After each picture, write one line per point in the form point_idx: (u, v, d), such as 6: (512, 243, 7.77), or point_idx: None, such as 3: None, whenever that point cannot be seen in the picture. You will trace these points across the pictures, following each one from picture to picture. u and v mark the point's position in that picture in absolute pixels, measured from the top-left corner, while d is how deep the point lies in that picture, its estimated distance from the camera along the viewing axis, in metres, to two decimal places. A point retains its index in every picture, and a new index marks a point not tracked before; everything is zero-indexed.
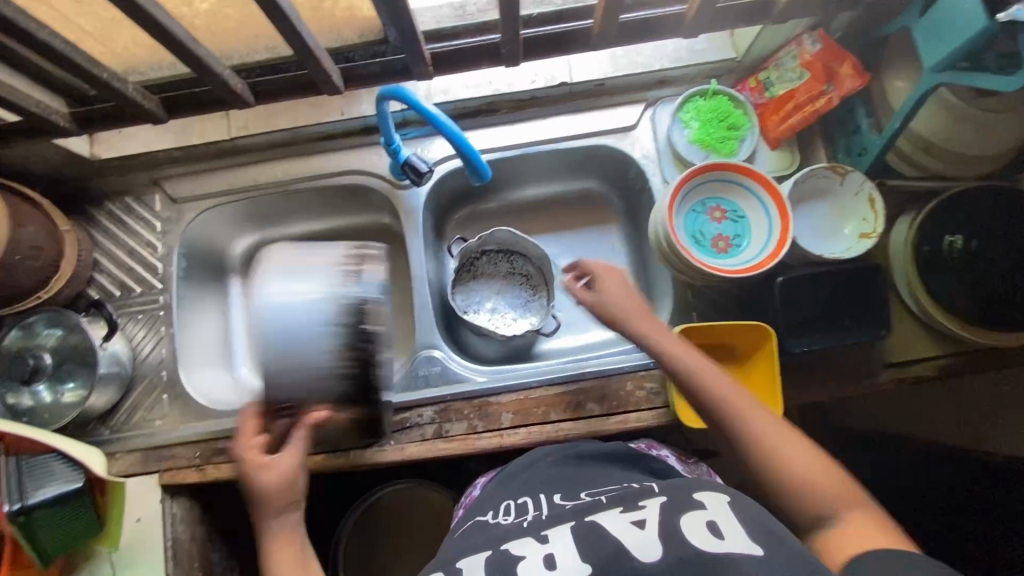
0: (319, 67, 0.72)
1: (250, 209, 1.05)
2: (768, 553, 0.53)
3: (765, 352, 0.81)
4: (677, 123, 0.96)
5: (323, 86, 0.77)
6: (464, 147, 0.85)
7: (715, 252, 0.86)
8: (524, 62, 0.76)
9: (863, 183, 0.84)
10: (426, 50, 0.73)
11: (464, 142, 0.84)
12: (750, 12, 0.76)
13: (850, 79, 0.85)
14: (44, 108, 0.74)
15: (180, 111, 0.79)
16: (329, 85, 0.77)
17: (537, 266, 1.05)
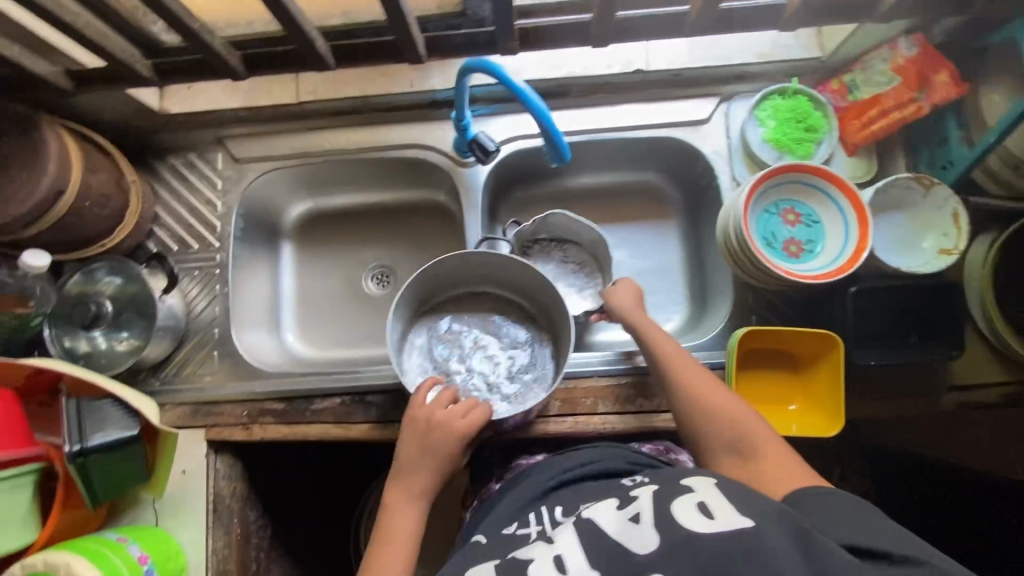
0: (407, 34, 0.70)
1: (310, 174, 1.06)
2: (760, 527, 0.51)
3: (831, 362, 0.78)
4: (752, 119, 0.93)
5: (406, 53, 0.76)
6: (550, 129, 0.78)
7: (787, 255, 0.83)
8: (612, 43, 0.74)
9: (948, 197, 0.81)
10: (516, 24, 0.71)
11: (551, 123, 0.77)
12: (854, 9, 0.73)
13: (945, 88, 0.82)
14: (128, 55, 0.73)
15: (261, 70, 0.78)
16: (412, 53, 0.76)
17: (592, 252, 1.02)
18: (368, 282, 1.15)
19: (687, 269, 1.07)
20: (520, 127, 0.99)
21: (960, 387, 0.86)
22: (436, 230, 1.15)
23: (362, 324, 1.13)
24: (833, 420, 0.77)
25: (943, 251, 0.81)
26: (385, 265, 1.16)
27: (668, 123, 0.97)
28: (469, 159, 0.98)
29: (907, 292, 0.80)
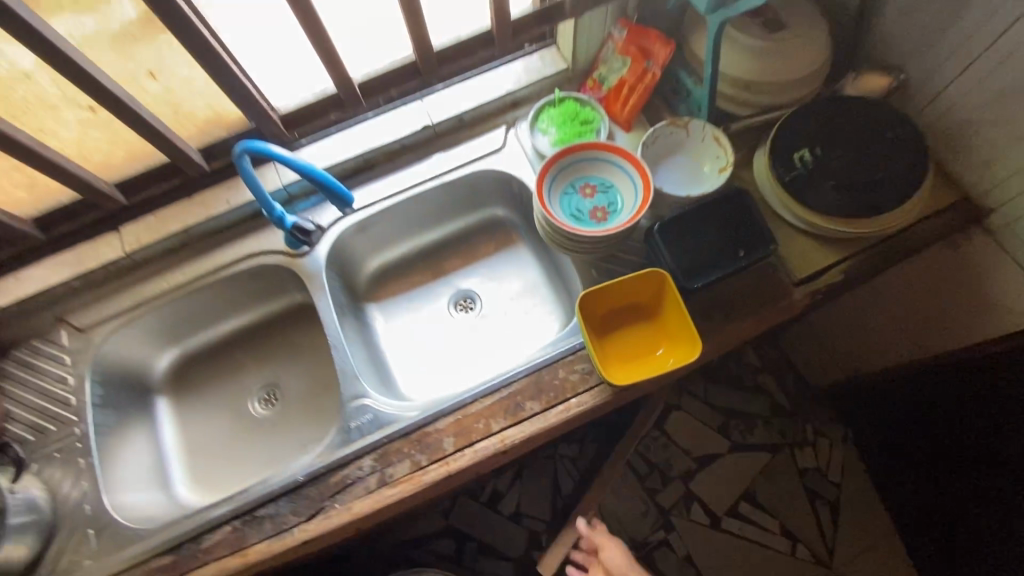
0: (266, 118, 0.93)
1: (162, 322, 1.05)
2: None
3: (670, 293, 0.82)
4: (536, 132, 1.05)
5: (186, 164, 0.94)
6: (331, 187, 0.91)
7: (595, 222, 0.90)
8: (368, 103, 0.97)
9: (704, 127, 0.92)
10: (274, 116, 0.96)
11: (333, 182, 0.90)
12: (545, 18, 0.91)
13: (661, 51, 0.95)
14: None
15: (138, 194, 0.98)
16: (192, 163, 0.95)
17: (528, 267, 1.16)
18: (255, 405, 1.11)
19: (549, 276, 1.14)
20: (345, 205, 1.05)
21: (807, 281, 0.90)
22: (311, 329, 1.13)
23: (257, 448, 1.08)
24: (693, 345, 0.78)
25: (691, 193, 0.89)
26: (270, 384, 1.12)
27: (471, 162, 1.08)
28: (303, 249, 1.02)
29: (704, 211, 0.87)
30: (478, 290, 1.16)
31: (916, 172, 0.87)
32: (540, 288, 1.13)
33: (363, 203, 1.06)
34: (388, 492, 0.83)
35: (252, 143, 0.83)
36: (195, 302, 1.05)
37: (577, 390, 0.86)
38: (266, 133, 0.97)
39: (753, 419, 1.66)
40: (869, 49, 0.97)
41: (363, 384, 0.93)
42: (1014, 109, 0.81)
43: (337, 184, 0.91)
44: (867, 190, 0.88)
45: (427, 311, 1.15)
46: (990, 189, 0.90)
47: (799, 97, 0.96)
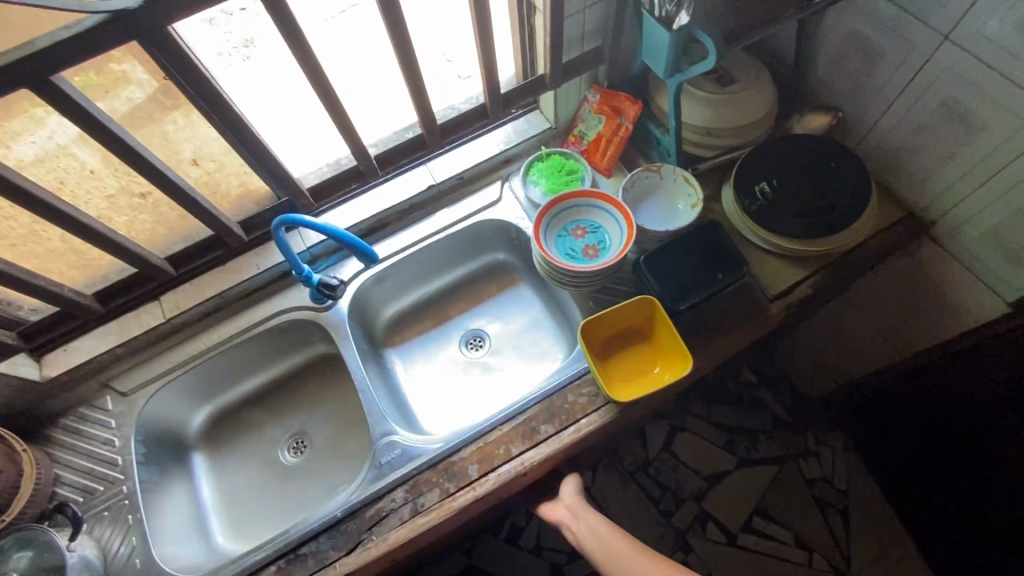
0: (294, 190, 1.04)
1: (198, 380, 1.14)
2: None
3: (660, 316, 0.93)
4: (528, 184, 1.19)
5: (229, 237, 1.06)
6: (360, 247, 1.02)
7: (588, 259, 1.02)
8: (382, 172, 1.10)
9: (675, 170, 1.05)
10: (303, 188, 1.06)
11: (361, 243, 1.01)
12: (529, 90, 1.06)
13: (630, 108, 1.10)
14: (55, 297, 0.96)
15: (184, 265, 1.09)
16: (233, 235, 1.06)
17: (530, 304, 1.27)
18: (284, 453, 1.18)
19: (550, 311, 1.25)
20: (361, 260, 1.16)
21: (780, 297, 1.02)
22: (334, 377, 1.22)
23: (290, 492, 1.14)
24: (685, 360, 0.88)
25: (668, 228, 1.01)
26: (297, 433, 1.20)
27: (473, 214, 1.21)
28: (326, 302, 1.12)
29: (680, 243, 1.01)
30: (487, 329, 1.26)
31: (863, 195, 1.00)
32: (543, 323, 1.24)
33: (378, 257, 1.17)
34: (421, 520, 0.90)
35: (289, 216, 0.94)
36: (233, 359, 1.15)
37: (586, 410, 0.95)
38: (297, 205, 1.09)
39: (756, 433, 1.73)
40: (808, 93, 1.13)
41: (389, 423, 1.01)
42: (935, 136, 0.95)
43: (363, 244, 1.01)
44: (823, 214, 1.00)
45: (441, 351, 1.24)
46: (928, 204, 1.03)
47: (754, 138, 1.10)
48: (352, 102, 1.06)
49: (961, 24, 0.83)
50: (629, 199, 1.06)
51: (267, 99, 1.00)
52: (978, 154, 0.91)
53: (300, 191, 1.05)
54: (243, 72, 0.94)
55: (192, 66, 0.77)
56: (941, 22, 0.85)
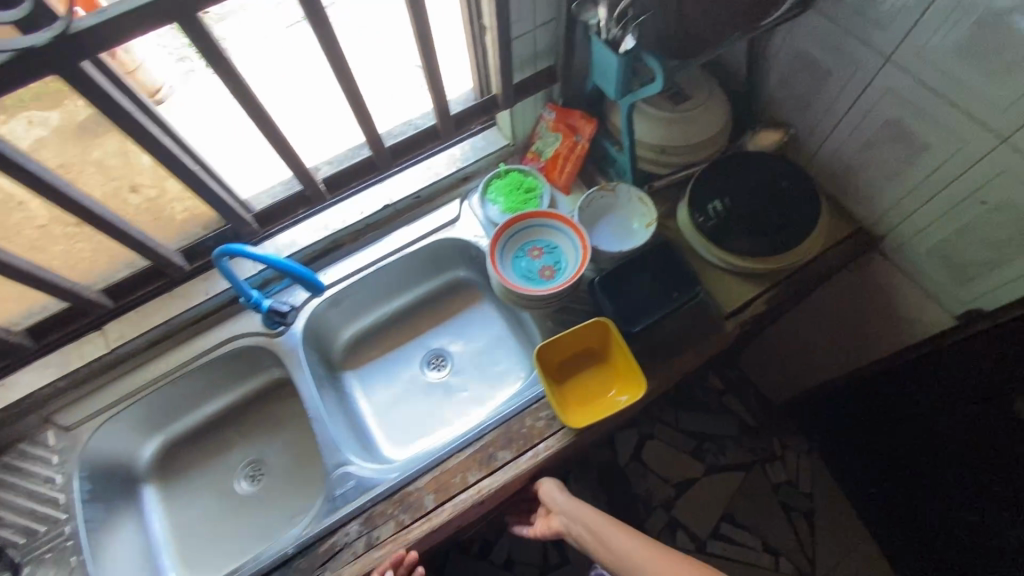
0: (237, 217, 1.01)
1: (148, 410, 1.10)
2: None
3: (615, 339, 0.93)
4: (487, 203, 1.17)
5: (169, 267, 1.03)
6: (303, 274, 1.01)
7: (544, 280, 1.01)
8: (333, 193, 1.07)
9: (630, 189, 1.05)
10: (246, 215, 1.04)
11: (305, 270, 1.00)
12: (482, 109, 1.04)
13: (585, 126, 1.10)
14: None
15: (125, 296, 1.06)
16: (173, 265, 1.03)
17: (493, 322, 1.26)
18: (241, 483, 1.15)
19: (513, 329, 1.24)
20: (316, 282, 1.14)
21: (736, 313, 1.02)
22: (292, 401, 1.19)
23: (247, 524, 1.11)
24: (638, 384, 0.88)
25: (623, 247, 1.01)
26: (254, 461, 1.16)
27: (431, 233, 1.19)
28: (279, 328, 1.09)
29: (635, 262, 1.00)
30: (450, 348, 1.25)
31: (813, 213, 1.01)
32: (505, 341, 1.23)
33: (334, 278, 1.15)
34: (376, 554, 0.87)
35: (228, 246, 0.91)
36: (183, 387, 1.11)
37: (544, 434, 0.94)
38: (241, 231, 1.05)
39: (724, 440, 1.75)
40: (762, 109, 1.13)
41: (344, 452, 0.99)
42: (882, 155, 0.96)
43: (305, 271, 1.01)
44: (775, 232, 1.01)
45: (402, 372, 1.22)
46: (877, 219, 1.05)
47: (709, 155, 1.11)
48: (288, 125, 1.04)
49: (902, 46, 0.83)
50: (584, 219, 1.05)
51: (202, 126, 0.98)
52: (922, 173, 0.92)
53: (242, 218, 1.02)
54: (177, 103, 0.95)
55: (112, 98, 0.73)
56: (882, 44, 0.86)
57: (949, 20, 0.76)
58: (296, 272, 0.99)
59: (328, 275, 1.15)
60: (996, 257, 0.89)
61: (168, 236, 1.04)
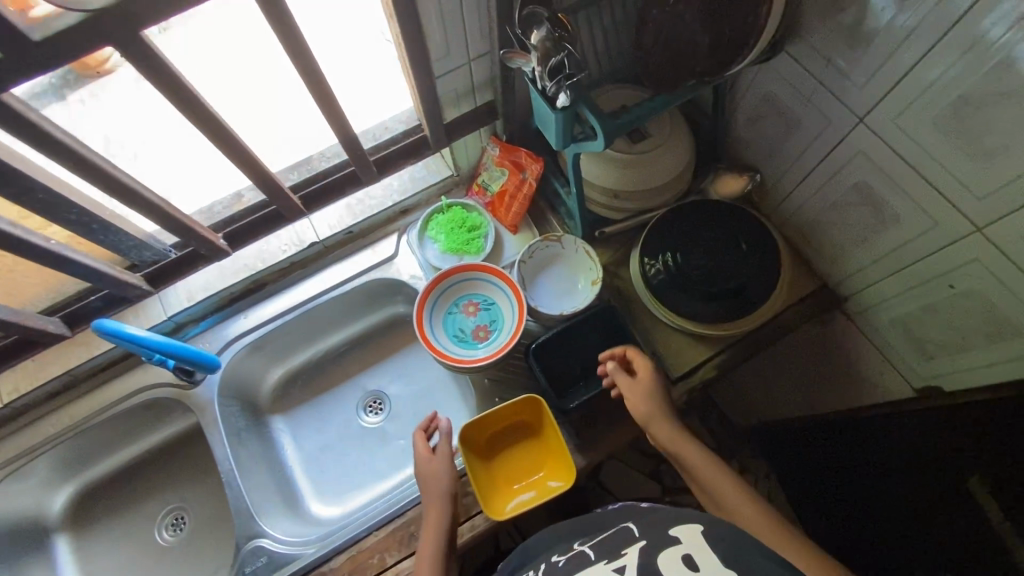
0: (118, 282, 0.88)
1: (53, 464, 1.02)
2: None
3: (547, 417, 0.86)
4: (426, 241, 1.06)
5: (46, 336, 0.89)
6: (191, 355, 0.91)
7: (478, 342, 0.94)
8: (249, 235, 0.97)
9: (576, 241, 0.96)
10: (132, 277, 0.92)
11: (191, 352, 0.91)
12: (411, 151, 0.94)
13: (533, 165, 1.00)
14: None
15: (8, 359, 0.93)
16: (53, 333, 0.90)
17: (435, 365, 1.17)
18: (161, 534, 1.08)
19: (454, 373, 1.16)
20: (237, 328, 1.05)
21: (685, 377, 0.95)
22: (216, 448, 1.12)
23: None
24: (569, 472, 0.82)
25: (564, 311, 0.93)
26: (176, 510, 1.09)
27: (363, 272, 1.08)
28: (192, 380, 1.01)
29: (581, 327, 0.92)
30: (387, 390, 1.16)
31: (770, 275, 0.93)
32: (447, 386, 1.15)
33: (256, 322, 1.05)
34: None
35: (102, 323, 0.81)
36: (91, 440, 1.03)
37: (470, 512, 0.87)
38: (130, 295, 0.93)
39: None
40: (728, 147, 1.03)
41: (258, 523, 0.96)
42: (848, 218, 0.88)
43: (192, 352, 0.91)
44: (730, 296, 0.93)
45: (336, 416, 1.15)
46: (841, 280, 0.97)
47: (667, 200, 1.01)
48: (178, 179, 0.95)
49: (875, 111, 0.73)
50: (527, 266, 0.97)
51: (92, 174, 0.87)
52: (889, 245, 0.84)
53: (126, 282, 0.89)
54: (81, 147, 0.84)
55: None
56: (856, 104, 0.75)
57: (926, 95, 0.67)
58: (181, 354, 0.90)
59: (251, 319, 1.06)
60: (957, 341, 0.83)
61: (51, 290, 0.94)
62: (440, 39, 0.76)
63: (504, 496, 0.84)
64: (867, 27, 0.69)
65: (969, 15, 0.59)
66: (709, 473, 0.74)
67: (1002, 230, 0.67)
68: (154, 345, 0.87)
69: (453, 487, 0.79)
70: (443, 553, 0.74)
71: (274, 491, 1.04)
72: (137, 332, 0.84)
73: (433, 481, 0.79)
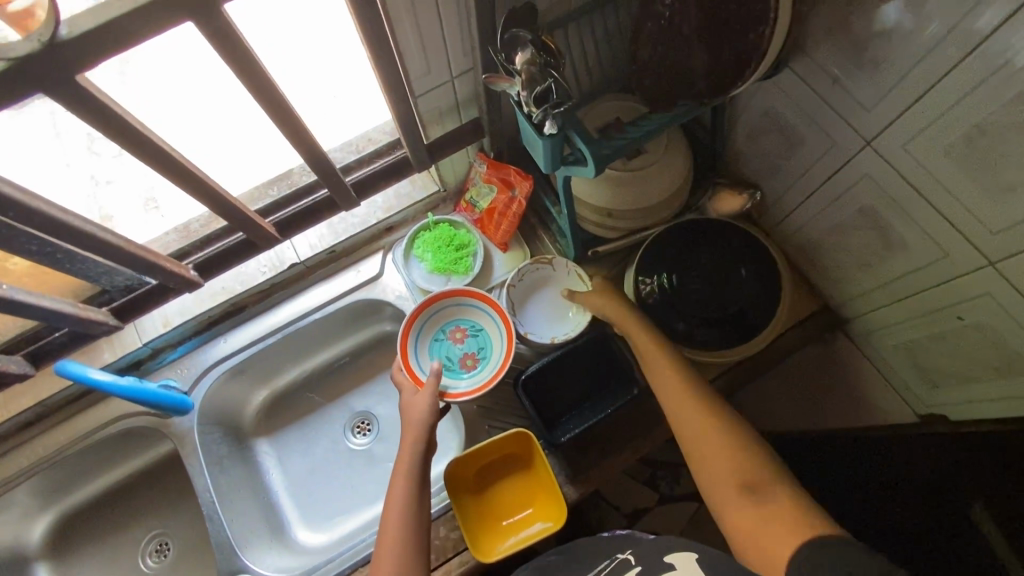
0: (83, 320, 0.84)
1: (29, 494, 0.99)
2: None
3: (539, 452, 0.83)
4: (412, 261, 1.02)
5: (9, 374, 0.86)
6: (158, 401, 0.88)
7: (465, 370, 0.90)
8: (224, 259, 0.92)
9: (568, 264, 0.92)
10: (98, 313, 0.89)
11: (159, 397, 0.88)
12: (394, 171, 0.90)
13: (522, 183, 0.95)
14: None
15: None
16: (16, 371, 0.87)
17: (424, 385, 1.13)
18: (144, 560, 1.06)
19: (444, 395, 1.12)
20: (218, 352, 1.02)
21: None
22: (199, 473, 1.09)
23: None
24: (560, 512, 0.80)
25: (556, 337, 0.89)
26: (159, 537, 1.07)
27: (348, 293, 1.04)
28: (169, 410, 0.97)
29: (573, 354, 0.88)
30: (376, 411, 1.12)
31: (770, 299, 0.90)
32: None
33: (237, 346, 1.02)
34: None
35: (65, 363, 0.78)
36: (68, 469, 1.00)
37: (458, 547, 0.84)
38: (95, 331, 0.90)
39: (678, 468, 1.51)
40: (727, 161, 0.99)
41: (242, 557, 0.94)
42: (853, 242, 0.83)
43: (162, 395, 0.88)
44: (728, 320, 0.90)
45: (323, 439, 1.11)
46: (845, 302, 0.93)
47: (663, 218, 0.97)
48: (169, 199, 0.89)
49: (884, 134, 0.69)
50: (518, 283, 0.93)
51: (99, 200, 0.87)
52: (896, 271, 0.80)
53: (91, 320, 0.85)
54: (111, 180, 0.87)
55: None
56: (863, 127, 0.71)
57: (939, 122, 0.62)
58: (149, 400, 0.87)
59: (232, 342, 1.02)
60: (968, 371, 0.79)
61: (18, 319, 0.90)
62: (419, 58, 0.71)
63: (494, 533, 0.82)
64: (878, 48, 0.64)
65: (988, 42, 0.54)
66: (686, 400, 0.69)
67: (1019, 265, 0.63)
68: (120, 389, 0.83)
69: (432, 423, 0.75)
70: (417, 482, 0.70)
71: (259, 520, 1.01)
72: (103, 377, 0.80)
73: (411, 417, 0.75)
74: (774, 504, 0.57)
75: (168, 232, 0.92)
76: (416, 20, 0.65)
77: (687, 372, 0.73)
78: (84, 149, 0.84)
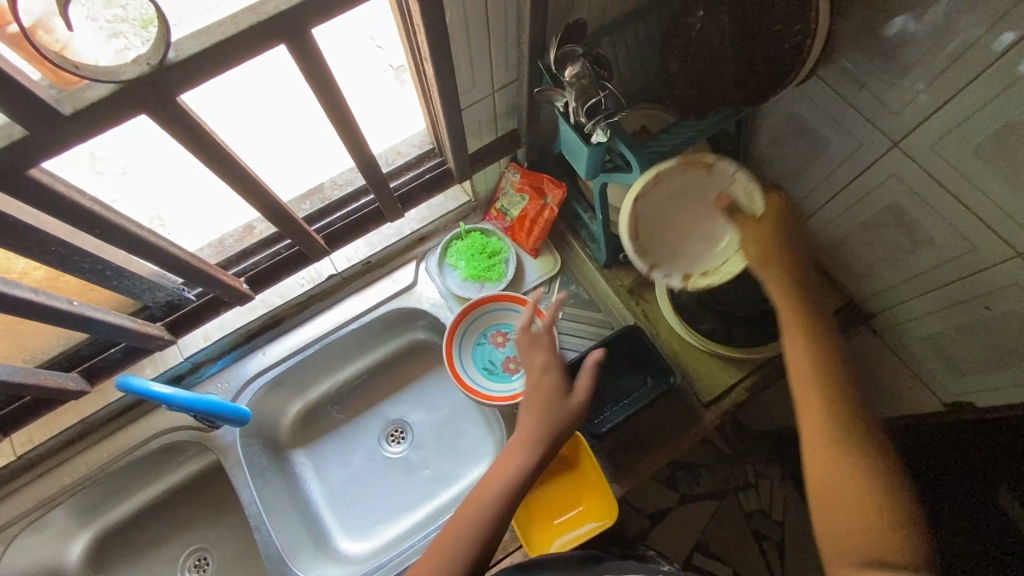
0: (140, 334, 0.85)
1: (69, 513, 0.99)
2: None
3: (587, 452, 0.84)
4: (446, 269, 1.04)
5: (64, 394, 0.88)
6: (215, 410, 0.88)
7: (508, 374, 0.93)
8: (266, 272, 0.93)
9: (737, 173, 0.75)
10: (154, 327, 0.90)
11: (216, 406, 0.88)
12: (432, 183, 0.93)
13: (554, 190, 0.98)
14: None
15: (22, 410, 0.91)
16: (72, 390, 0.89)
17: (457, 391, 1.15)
18: None
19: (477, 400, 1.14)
20: (257, 364, 1.03)
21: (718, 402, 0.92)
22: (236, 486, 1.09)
23: None
24: (609, 511, 0.81)
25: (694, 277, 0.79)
26: (197, 552, 1.07)
27: (383, 303, 1.06)
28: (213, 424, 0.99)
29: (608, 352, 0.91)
30: (410, 420, 1.13)
31: None
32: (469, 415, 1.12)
33: (275, 358, 1.03)
34: None
35: (126, 378, 0.78)
36: (109, 485, 1.00)
37: (507, 548, 0.85)
38: (149, 344, 0.91)
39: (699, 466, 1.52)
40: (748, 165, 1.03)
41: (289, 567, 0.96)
42: (877, 239, 0.87)
43: (216, 404, 0.88)
44: (759, 317, 0.92)
45: (358, 449, 1.12)
46: (869, 297, 0.97)
47: None
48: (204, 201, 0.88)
49: (909, 136, 0.73)
50: (650, 197, 0.75)
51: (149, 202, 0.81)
52: (921, 266, 0.83)
53: (148, 333, 0.87)
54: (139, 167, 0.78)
55: None
56: (890, 129, 0.75)
57: (966, 123, 0.66)
58: (206, 408, 0.87)
59: (270, 354, 1.04)
60: (994, 360, 0.82)
61: (62, 337, 0.90)
62: (467, 74, 0.74)
63: (543, 531, 0.84)
64: (905, 57, 0.68)
65: (1012, 50, 0.58)
66: (826, 406, 0.67)
67: None
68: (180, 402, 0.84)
69: (549, 436, 0.72)
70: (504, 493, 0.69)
71: (300, 530, 1.02)
72: (162, 389, 0.81)
73: (524, 422, 0.74)
74: (889, 558, 0.60)
75: (205, 245, 0.92)
76: (469, 38, 0.68)
77: (834, 383, 0.68)
78: (90, 169, 0.72)
